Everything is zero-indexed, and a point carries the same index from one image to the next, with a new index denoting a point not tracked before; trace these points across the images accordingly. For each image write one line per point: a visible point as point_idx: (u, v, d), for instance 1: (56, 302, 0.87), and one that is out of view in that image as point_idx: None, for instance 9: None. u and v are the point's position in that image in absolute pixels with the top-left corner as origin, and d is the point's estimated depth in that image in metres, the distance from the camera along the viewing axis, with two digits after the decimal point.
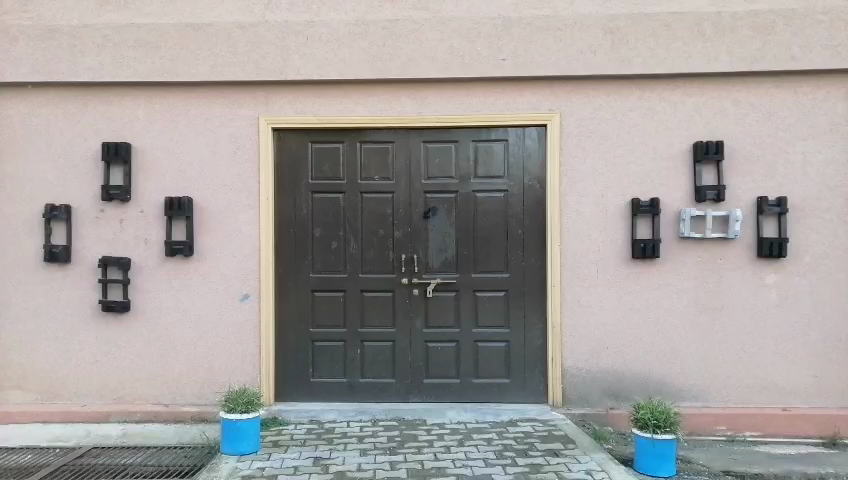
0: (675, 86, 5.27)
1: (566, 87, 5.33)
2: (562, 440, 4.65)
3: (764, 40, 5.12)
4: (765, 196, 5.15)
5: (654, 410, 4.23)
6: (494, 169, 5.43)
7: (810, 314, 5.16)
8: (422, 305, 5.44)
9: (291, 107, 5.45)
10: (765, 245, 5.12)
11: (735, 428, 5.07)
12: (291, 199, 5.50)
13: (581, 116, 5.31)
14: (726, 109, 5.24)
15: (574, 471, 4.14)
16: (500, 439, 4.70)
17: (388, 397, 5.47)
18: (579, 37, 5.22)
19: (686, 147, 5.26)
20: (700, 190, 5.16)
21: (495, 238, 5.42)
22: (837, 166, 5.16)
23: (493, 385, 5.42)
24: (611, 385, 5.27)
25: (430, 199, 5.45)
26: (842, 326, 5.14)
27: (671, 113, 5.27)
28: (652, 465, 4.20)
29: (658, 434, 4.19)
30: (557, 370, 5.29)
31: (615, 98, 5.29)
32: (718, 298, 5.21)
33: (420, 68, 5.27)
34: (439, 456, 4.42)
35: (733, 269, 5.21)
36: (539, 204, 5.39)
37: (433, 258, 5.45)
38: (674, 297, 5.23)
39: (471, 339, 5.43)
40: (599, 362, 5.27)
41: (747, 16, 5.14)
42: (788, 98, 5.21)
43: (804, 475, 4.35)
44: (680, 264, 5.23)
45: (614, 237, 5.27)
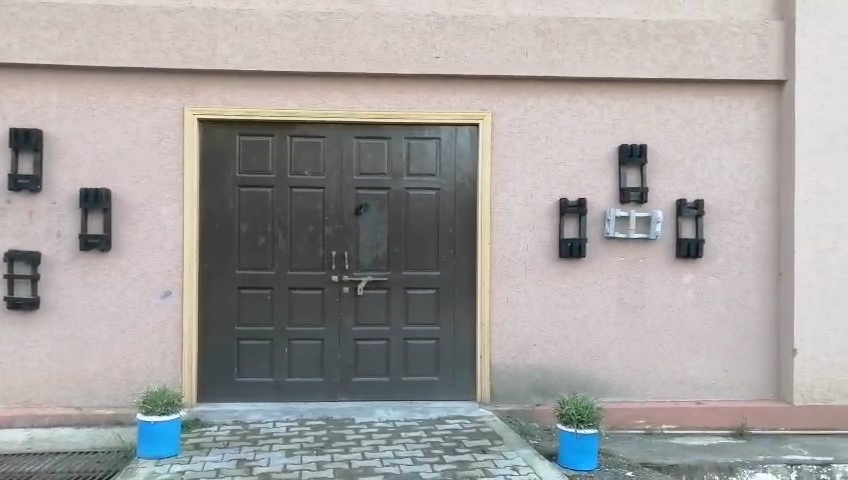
0: (603, 90, 5.42)
1: (499, 87, 5.37)
2: (489, 436, 4.69)
3: (685, 49, 5.35)
4: (684, 199, 5.41)
5: (577, 406, 4.35)
6: (426, 167, 5.41)
7: (721, 311, 5.45)
8: (352, 303, 5.36)
9: (218, 97, 5.22)
10: (683, 245, 5.37)
11: (653, 421, 5.28)
12: (217, 193, 5.29)
13: (513, 116, 5.38)
14: (650, 114, 5.44)
15: (500, 467, 4.18)
16: (428, 437, 4.67)
17: (315, 396, 5.36)
18: (512, 38, 5.28)
19: (612, 149, 5.42)
20: (624, 192, 5.35)
21: (426, 236, 5.41)
22: (747, 172, 5.47)
23: (422, 383, 5.42)
24: (537, 382, 5.37)
25: (362, 195, 5.37)
26: (749, 323, 5.46)
27: (598, 116, 5.42)
28: (575, 460, 4.30)
29: (581, 429, 4.30)
30: (486, 367, 5.35)
31: (545, 100, 5.39)
32: (639, 297, 5.42)
33: (353, 62, 5.18)
34: (366, 455, 4.35)
35: (653, 268, 5.43)
36: (470, 202, 5.41)
37: (364, 255, 5.37)
38: (598, 295, 5.39)
39: (401, 337, 5.40)
40: (526, 359, 5.36)
41: (670, 25, 5.35)
42: (706, 106, 5.47)
43: (715, 464, 4.57)
44: (605, 263, 5.40)
45: (543, 236, 5.37)
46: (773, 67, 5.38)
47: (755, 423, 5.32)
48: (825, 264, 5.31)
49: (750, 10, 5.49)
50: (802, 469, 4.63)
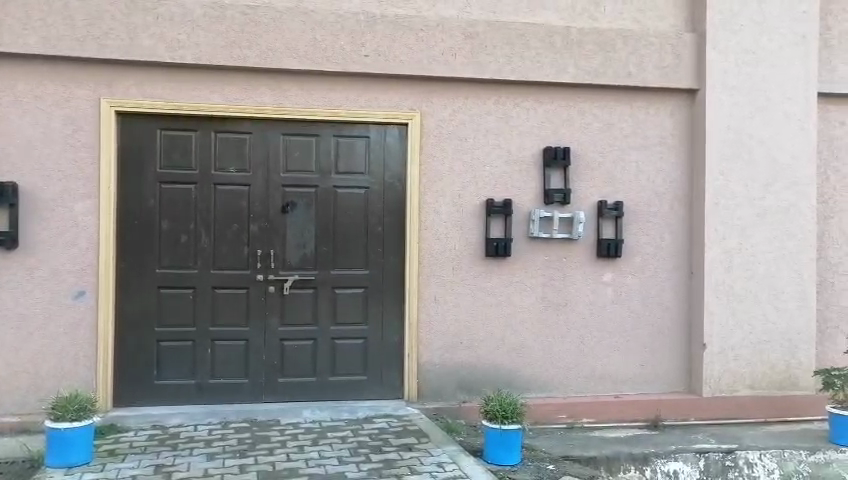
0: (529, 94, 5.55)
1: (428, 88, 5.41)
2: (416, 435, 4.72)
3: (606, 56, 5.55)
4: (604, 200, 5.61)
5: (502, 402, 4.44)
6: (355, 165, 5.38)
7: (638, 309, 5.69)
8: (278, 303, 5.27)
9: (137, 90, 5.02)
10: (603, 245, 5.57)
11: (574, 415, 5.46)
12: (136, 189, 5.09)
13: (441, 117, 5.43)
14: (573, 117, 5.62)
15: (426, 464, 4.22)
16: (355, 437, 4.65)
17: (239, 398, 5.25)
18: (440, 39, 5.33)
19: (537, 151, 5.56)
20: (548, 193, 5.50)
21: (355, 235, 5.38)
22: (663, 176, 5.74)
23: (350, 383, 5.39)
24: (464, 379, 5.45)
25: (289, 193, 5.29)
26: (664, 319, 5.73)
27: (524, 119, 5.55)
28: (499, 455, 4.40)
29: (505, 425, 4.39)
30: (413, 366, 5.38)
31: (473, 101, 5.47)
32: (562, 295, 5.58)
33: (280, 58, 5.10)
34: (291, 456, 4.29)
35: (575, 267, 5.61)
36: (399, 201, 5.42)
37: (291, 254, 5.30)
38: (523, 293, 5.52)
39: (329, 337, 5.35)
40: (453, 357, 5.43)
41: (593, 33, 5.54)
42: (625, 111, 5.69)
43: (631, 456, 4.76)
44: (530, 263, 5.54)
45: (470, 236, 5.46)
46: (686, 76, 5.67)
47: (669, 414, 5.59)
48: (732, 264, 5.64)
49: (666, 21, 5.76)
50: (709, 457, 4.88)
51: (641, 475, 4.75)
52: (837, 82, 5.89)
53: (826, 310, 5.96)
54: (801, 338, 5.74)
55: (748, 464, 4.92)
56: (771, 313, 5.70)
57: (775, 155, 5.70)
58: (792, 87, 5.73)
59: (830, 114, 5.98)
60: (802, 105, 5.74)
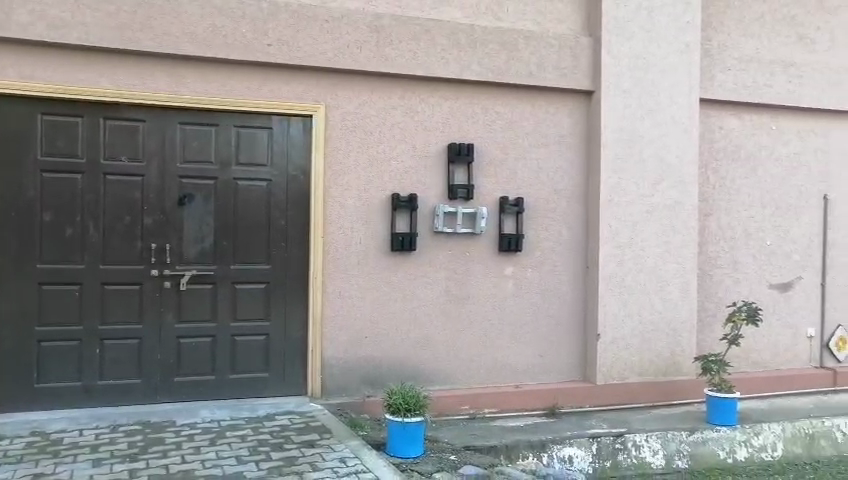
0: (434, 90, 5.60)
1: (333, 80, 5.34)
2: (318, 431, 4.67)
3: (509, 56, 5.70)
4: (506, 196, 5.77)
5: (405, 395, 4.47)
6: (257, 157, 5.23)
7: (538, 301, 5.90)
8: (174, 299, 5.05)
9: (14, 70, 4.64)
10: (505, 240, 5.73)
11: (476, 406, 5.59)
12: (13, 178, 4.71)
13: (346, 110, 5.37)
14: (477, 114, 5.72)
15: (328, 460, 4.18)
16: (255, 435, 4.54)
17: (131, 399, 4.99)
18: (345, 31, 5.28)
19: (442, 147, 5.63)
20: (452, 189, 5.58)
21: (256, 228, 5.23)
22: (561, 173, 5.96)
23: (251, 380, 5.25)
24: (368, 374, 5.45)
25: (186, 185, 5.07)
26: (561, 311, 5.97)
27: (429, 114, 5.59)
28: (401, 448, 4.43)
29: (408, 417, 4.42)
30: (317, 361, 5.32)
31: (378, 95, 5.45)
32: (466, 289, 5.69)
33: (176, 43, 4.88)
34: (186, 458, 4.13)
35: (478, 262, 5.73)
36: (303, 195, 5.32)
37: (188, 248, 5.08)
38: (427, 287, 5.58)
39: (228, 334, 5.18)
40: (358, 352, 5.41)
41: (496, 32, 5.67)
42: (527, 110, 5.86)
43: (530, 444, 4.93)
44: (434, 257, 5.61)
45: (375, 230, 5.45)
46: (583, 78, 5.91)
47: (565, 402, 5.83)
48: (623, 258, 5.95)
49: (565, 24, 5.98)
50: (601, 441, 5.12)
51: (538, 461, 4.93)
52: (717, 89, 6.34)
53: (706, 301, 6.41)
54: (683, 327, 6.15)
55: (636, 446, 5.21)
56: (657, 304, 6.06)
57: (662, 156, 6.06)
58: (678, 92, 6.11)
59: (710, 119, 6.43)
60: (686, 109, 6.14)
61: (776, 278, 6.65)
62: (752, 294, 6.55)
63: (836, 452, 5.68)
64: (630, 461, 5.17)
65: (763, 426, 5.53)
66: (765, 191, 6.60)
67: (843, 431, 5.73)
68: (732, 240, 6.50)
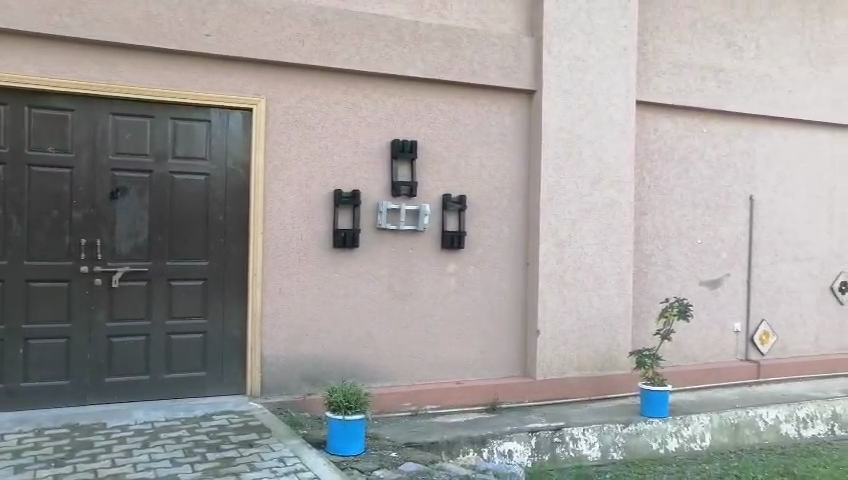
0: (377, 86, 5.57)
1: (274, 73, 5.24)
2: (257, 430, 4.58)
3: (452, 53, 5.72)
4: (449, 194, 5.80)
5: (346, 393, 4.45)
6: (194, 150, 5.07)
7: (479, 297, 5.95)
8: (105, 297, 4.85)
9: None
10: (447, 238, 5.76)
11: (418, 403, 5.61)
12: None
13: (288, 104, 5.28)
14: (420, 112, 5.72)
15: (266, 460, 4.11)
16: (191, 436, 4.41)
17: (58, 401, 4.77)
18: (287, 23, 5.19)
19: (385, 143, 5.61)
20: (395, 185, 5.57)
21: (193, 223, 5.08)
22: (503, 171, 6.03)
23: (188, 380, 5.10)
24: (309, 372, 5.39)
25: (118, 178, 4.87)
26: (502, 308, 6.05)
27: (372, 110, 5.56)
28: (341, 446, 4.40)
29: (349, 415, 4.40)
30: (256, 359, 5.21)
31: (321, 90, 5.38)
32: (408, 286, 5.69)
33: (109, 30, 4.70)
34: (117, 461, 3.98)
35: (421, 259, 5.74)
36: (242, 189, 5.20)
37: (121, 244, 4.89)
38: (370, 284, 5.56)
39: (163, 332, 5.02)
40: (298, 350, 5.34)
41: (439, 29, 5.68)
42: (470, 108, 5.90)
43: (470, 439, 4.98)
44: (376, 254, 5.58)
45: (317, 227, 5.39)
46: (525, 78, 6.00)
47: (505, 397, 5.92)
48: (562, 255, 6.08)
49: (508, 24, 6.05)
50: (540, 434, 5.22)
51: (479, 456, 4.97)
52: (652, 92, 6.55)
53: (640, 298, 6.62)
54: (619, 322, 6.34)
55: (573, 439, 5.33)
56: (595, 300, 6.22)
57: (600, 156, 6.22)
58: (615, 94, 6.28)
59: (646, 121, 6.64)
60: (623, 110, 6.31)
61: (706, 276, 6.93)
62: (683, 291, 6.81)
63: (759, 440, 5.95)
64: (567, 454, 5.29)
65: (692, 417, 5.76)
66: (696, 192, 6.87)
67: (766, 421, 6.01)
68: (665, 238, 6.73)
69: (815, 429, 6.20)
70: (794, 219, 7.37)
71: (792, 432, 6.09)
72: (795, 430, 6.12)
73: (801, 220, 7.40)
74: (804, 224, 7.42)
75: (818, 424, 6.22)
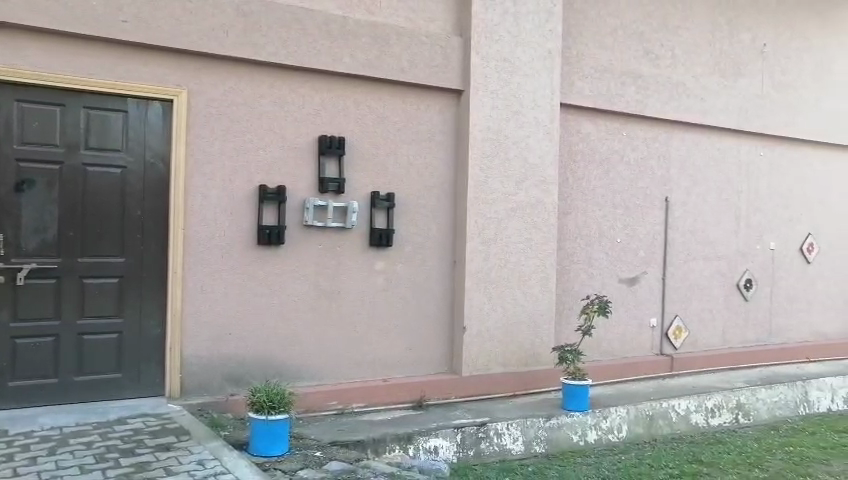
0: (305, 80, 5.48)
1: (197, 63, 5.07)
2: (176, 433, 4.42)
3: (381, 50, 5.70)
4: (377, 191, 5.78)
5: (270, 393, 4.37)
6: (109, 141, 4.83)
7: (407, 295, 5.96)
8: (10, 296, 4.57)
9: None
10: (376, 235, 5.74)
11: (344, 401, 5.58)
12: None
13: (212, 96, 5.13)
14: (349, 108, 5.67)
15: (185, 464, 3.98)
16: (103, 441, 4.21)
17: None
18: (210, 13, 5.04)
19: (313, 139, 5.52)
20: (323, 182, 5.50)
21: (108, 218, 4.84)
22: (432, 170, 6.06)
23: (101, 382, 4.86)
24: (232, 371, 5.25)
25: (25, 169, 4.59)
26: (430, 305, 6.08)
27: (300, 105, 5.46)
28: (265, 446, 4.31)
29: (272, 415, 4.31)
30: (176, 360, 5.03)
31: (246, 83, 5.25)
32: (335, 284, 5.63)
33: (14, 11, 4.43)
34: (19, 470, 3.75)
35: (349, 256, 5.70)
36: (161, 183, 5.00)
37: (27, 239, 4.61)
38: (296, 282, 5.47)
39: (74, 333, 4.76)
40: (221, 349, 5.19)
41: (368, 25, 5.65)
42: (399, 106, 5.90)
43: (397, 436, 4.98)
44: (303, 251, 5.49)
45: (241, 223, 5.25)
46: (454, 78, 6.06)
47: (432, 394, 5.97)
48: (488, 253, 6.18)
49: (437, 23, 6.08)
50: (465, 430, 5.29)
51: (404, 454, 4.98)
52: (575, 95, 6.75)
53: (563, 295, 6.81)
54: (543, 319, 6.50)
55: (498, 434, 5.43)
56: (520, 297, 6.36)
57: (526, 156, 6.35)
58: (541, 96, 6.43)
59: (570, 123, 6.83)
60: (549, 113, 6.48)
61: (625, 273, 7.20)
62: (603, 288, 7.05)
63: (671, 430, 6.24)
64: (492, 449, 5.38)
65: (610, 410, 5.97)
66: (616, 193, 7.12)
67: (678, 411, 6.31)
68: (587, 237, 6.95)
69: (722, 418, 6.55)
70: (706, 220, 7.77)
71: (701, 421, 6.41)
72: (704, 420, 6.45)
73: (711, 221, 7.81)
74: (715, 225, 7.84)
75: (724, 413, 6.58)
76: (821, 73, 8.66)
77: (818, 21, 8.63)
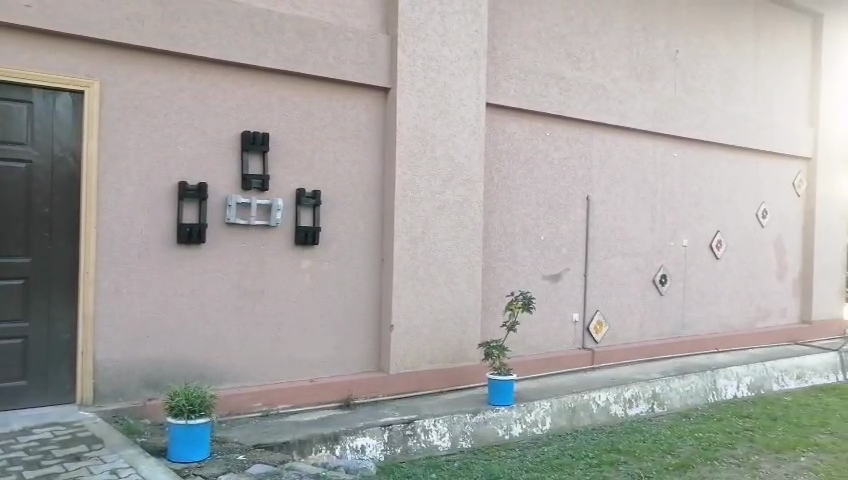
0: (227, 74, 5.32)
1: (110, 53, 4.84)
2: (87, 442, 4.20)
3: (306, 45, 5.61)
4: (303, 189, 5.68)
5: (189, 396, 4.23)
6: (13, 134, 4.55)
7: (334, 293, 5.91)
8: None
9: None
10: (301, 233, 5.66)
11: (269, 403, 5.46)
12: None
13: (125, 88, 4.90)
14: (273, 104, 5.55)
15: (96, 474, 3.79)
16: (5, 454, 3.95)
17: None
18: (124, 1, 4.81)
19: (235, 135, 5.37)
20: (246, 179, 5.36)
21: (10, 216, 4.55)
22: (359, 167, 6.02)
23: (4, 391, 4.57)
24: (149, 375, 5.04)
25: None
26: (357, 303, 6.04)
27: (221, 100, 5.30)
28: (184, 452, 4.17)
29: (192, 420, 4.17)
30: (88, 364, 4.78)
31: (163, 75, 5.05)
32: (260, 283, 5.51)
33: None
34: None
35: (273, 255, 5.58)
36: (72, 179, 4.74)
37: None
38: (218, 281, 5.31)
39: None
40: (137, 352, 4.98)
41: (292, 20, 5.54)
42: (325, 102, 5.82)
43: (323, 437, 4.92)
44: (225, 250, 5.34)
45: (159, 221, 5.04)
46: (380, 75, 6.04)
47: (359, 393, 5.93)
48: (416, 251, 6.20)
49: (364, 20, 6.04)
50: (392, 428, 5.29)
51: (331, 454, 4.92)
52: (500, 95, 6.86)
53: (489, 291, 6.93)
54: (469, 316, 6.58)
55: (424, 431, 5.46)
56: (447, 294, 6.42)
57: (452, 154, 6.41)
58: (466, 95, 6.51)
59: (495, 123, 6.94)
60: (474, 112, 6.56)
61: (548, 270, 7.39)
62: (527, 284, 7.22)
63: (592, 422, 6.45)
64: (418, 446, 5.40)
65: (533, 404, 6.12)
66: (540, 191, 7.30)
67: (598, 403, 6.53)
68: (512, 235, 7.09)
69: (639, 408, 6.83)
70: (624, 218, 8.08)
71: (619, 412, 6.66)
72: (622, 410, 6.70)
73: (629, 219, 8.13)
74: (632, 223, 8.17)
75: (641, 403, 6.86)
76: (728, 80, 9.18)
77: (725, 30, 9.14)
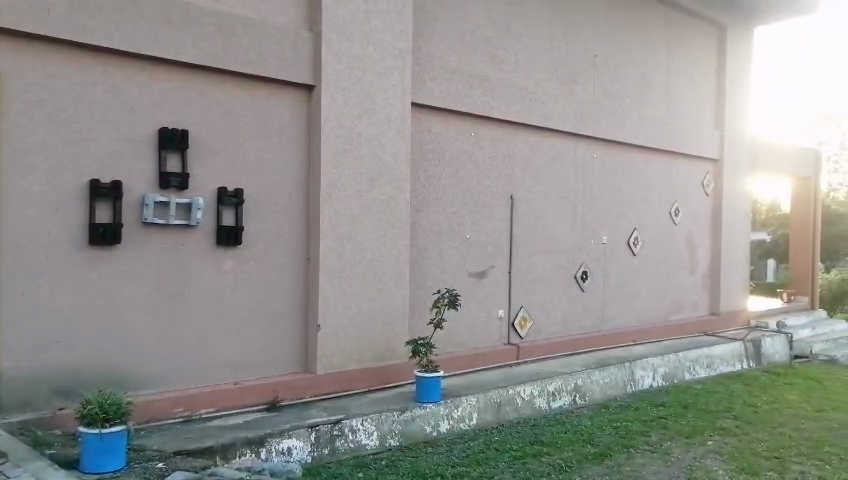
0: (142, 68, 5.12)
1: (12, 43, 4.56)
2: None
3: (227, 41, 5.48)
4: (225, 188, 5.55)
5: (103, 403, 4.06)
6: None
7: (258, 294, 5.80)
8: None
9: None
10: (224, 233, 5.52)
11: (191, 408, 5.30)
12: None
13: (30, 80, 4.64)
14: (192, 100, 5.38)
15: None
16: None
17: None
18: None
19: (153, 132, 5.18)
20: (165, 177, 5.18)
21: None
22: (283, 166, 5.92)
23: None
24: (60, 383, 4.79)
25: None
26: (282, 303, 5.95)
27: (137, 94, 5.10)
28: (98, 462, 3.99)
29: (106, 428, 4.00)
30: None
31: (73, 68, 4.81)
32: (180, 284, 5.34)
33: None
34: None
35: (194, 255, 5.42)
36: None
37: None
38: (134, 283, 5.10)
39: None
40: (46, 360, 4.72)
41: (213, 14, 5.40)
42: (247, 99, 5.70)
43: (247, 440, 4.82)
44: (142, 250, 5.13)
45: (70, 221, 4.80)
46: (305, 73, 5.97)
47: (286, 395, 5.85)
48: (342, 250, 6.17)
49: (286, 16, 5.95)
50: (319, 429, 5.23)
51: (255, 457, 4.83)
52: (425, 95, 6.92)
53: (416, 290, 6.97)
54: (396, 315, 6.61)
55: (352, 430, 5.43)
56: (373, 293, 6.42)
57: (378, 154, 6.42)
58: (392, 94, 6.52)
59: (420, 122, 6.99)
60: (400, 111, 6.59)
61: (474, 268, 7.51)
62: (454, 282, 7.31)
63: (517, 415, 6.61)
64: (346, 446, 5.37)
65: (460, 400, 6.21)
66: (465, 190, 7.40)
67: (523, 397, 6.70)
68: (438, 234, 7.16)
69: (562, 400, 7.05)
70: (546, 216, 8.31)
71: (543, 404, 6.86)
72: (546, 403, 6.90)
73: (551, 217, 8.37)
74: (554, 222, 8.41)
75: (564, 396, 7.08)
76: (642, 84, 9.60)
77: (640, 36, 9.55)
